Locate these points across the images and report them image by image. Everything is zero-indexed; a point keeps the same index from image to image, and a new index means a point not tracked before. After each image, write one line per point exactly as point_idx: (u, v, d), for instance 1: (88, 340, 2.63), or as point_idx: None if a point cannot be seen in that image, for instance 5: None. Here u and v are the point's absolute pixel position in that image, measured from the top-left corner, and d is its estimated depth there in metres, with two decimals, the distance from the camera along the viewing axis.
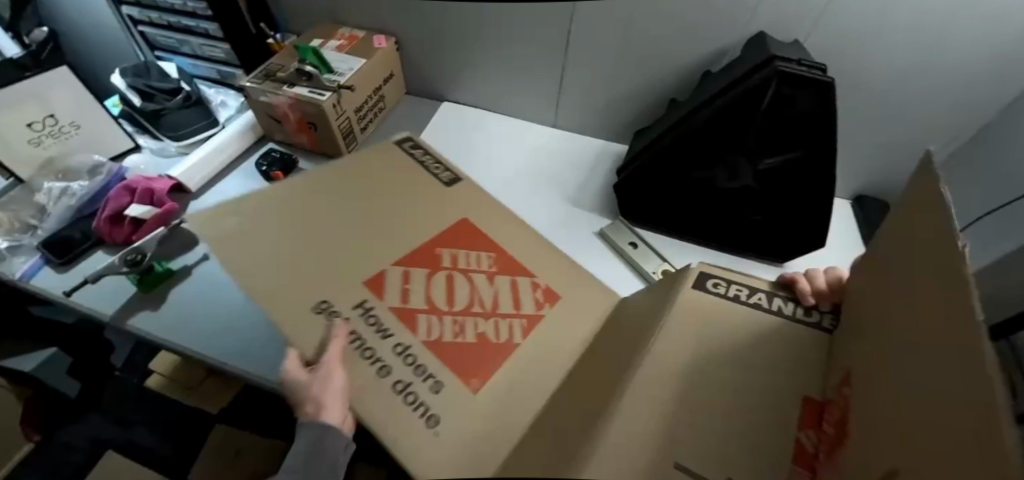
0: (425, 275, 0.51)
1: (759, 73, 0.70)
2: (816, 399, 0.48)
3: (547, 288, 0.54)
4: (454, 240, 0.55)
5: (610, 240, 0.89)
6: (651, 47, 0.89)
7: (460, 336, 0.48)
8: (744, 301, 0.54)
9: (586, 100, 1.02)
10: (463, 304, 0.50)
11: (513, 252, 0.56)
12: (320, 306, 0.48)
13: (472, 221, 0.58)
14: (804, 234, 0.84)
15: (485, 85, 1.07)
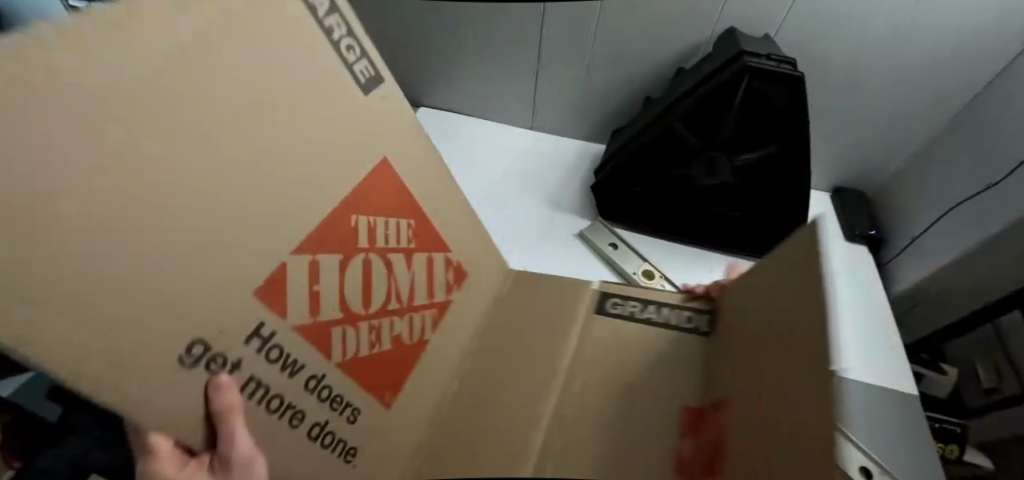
0: (337, 266, 0.40)
1: (729, 67, 0.69)
2: (692, 407, 0.50)
3: (458, 267, 0.56)
4: (367, 206, 0.44)
5: (589, 242, 0.88)
6: (625, 46, 0.88)
7: (376, 347, 0.45)
8: (638, 318, 0.55)
9: (561, 101, 1.00)
10: (379, 304, 0.45)
11: (433, 224, 0.53)
12: (191, 350, 0.30)
13: (394, 173, 0.47)
14: (784, 228, 0.84)
15: (458, 89, 1.04)
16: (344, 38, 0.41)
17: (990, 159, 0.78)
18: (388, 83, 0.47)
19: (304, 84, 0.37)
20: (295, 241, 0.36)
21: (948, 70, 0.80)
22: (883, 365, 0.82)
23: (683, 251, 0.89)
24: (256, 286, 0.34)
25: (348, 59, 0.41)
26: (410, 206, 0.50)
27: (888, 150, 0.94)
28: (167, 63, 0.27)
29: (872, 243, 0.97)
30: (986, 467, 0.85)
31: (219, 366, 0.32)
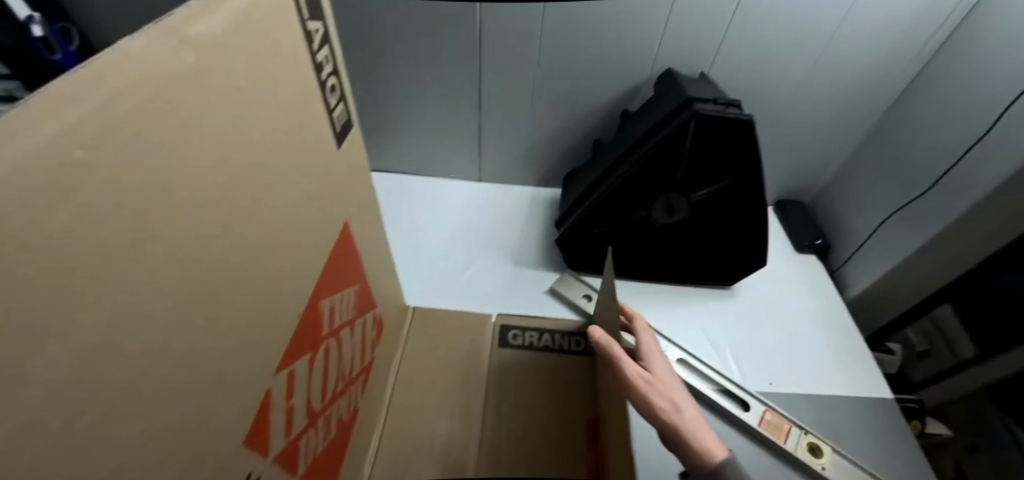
0: (308, 368, 0.38)
1: (682, 114, 0.72)
2: (589, 419, 0.63)
3: (377, 320, 0.58)
4: (331, 289, 0.41)
5: (564, 297, 0.84)
6: (566, 87, 0.85)
7: (327, 438, 0.44)
8: (534, 346, 0.71)
9: (505, 149, 0.94)
10: (332, 391, 0.44)
11: (369, 282, 0.51)
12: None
13: (352, 238, 0.44)
14: (748, 253, 0.87)
15: (399, 148, 0.96)
16: (330, 78, 0.35)
17: (918, 166, 0.86)
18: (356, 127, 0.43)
19: (281, 168, 0.31)
20: (276, 362, 0.32)
21: (861, 93, 0.90)
22: (857, 371, 0.85)
23: (658, 291, 0.91)
24: (245, 434, 0.30)
25: (331, 104, 0.36)
26: (356, 272, 0.48)
27: (819, 164, 1.03)
28: (177, 159, 0.22)
29: (821, 251, 1.03)
30: (944, 433, 0.93)
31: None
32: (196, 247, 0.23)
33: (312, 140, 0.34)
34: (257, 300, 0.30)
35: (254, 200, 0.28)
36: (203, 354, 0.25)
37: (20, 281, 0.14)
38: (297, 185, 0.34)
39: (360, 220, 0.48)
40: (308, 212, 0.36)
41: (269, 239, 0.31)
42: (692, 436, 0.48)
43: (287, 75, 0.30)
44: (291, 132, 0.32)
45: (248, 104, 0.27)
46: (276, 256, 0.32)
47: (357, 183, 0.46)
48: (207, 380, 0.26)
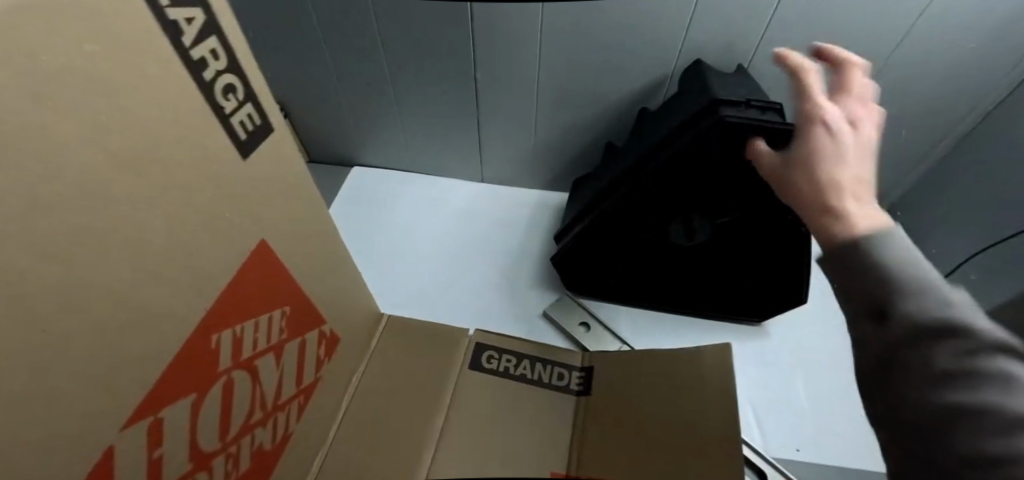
0: (188, 410, 0.33)
1: (704, 122, 0.59)
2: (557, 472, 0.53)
3: (331, 336, 0.51)
4: (235, 316, 0.36)
5: (556, 323, 0.76)
6: (579, 81, 0.74)
7: (233, 473, 0.39)
8: (510, 373, 0.61)
9: (512, 148, 0.86)
10: (239, 426, 0.39)
11: (309, 299, 0.45)
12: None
13: (273, 256, 0.39)
14: (787, 287, 0.72)
15: (397, 144, 0.88)
16: (223, 77, 0.30)
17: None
18: (278, 131, 0.37)
19: (143, 191, 0.26)
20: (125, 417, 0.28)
21: (941, 104, 0.74)
22: None
23: (673, 322, 0.79)
24: None
25: (224, 106, 0.30)
26: (289, 291, 0.42)
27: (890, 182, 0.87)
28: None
29: None
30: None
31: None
32: None
33: (181, 151, 0.28)
34: (83, 353, 0.24)
35: (94, 237, 0.23)
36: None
37: None
38: (174, 206, 0.28)
39: (296, 232, 0.42)
40: (191, 236, 0.30)
41: (105, 278, 0.25)
42: (827, 183, 0.42)
43: (148, 71, 0.24)
44: (158, 142, 0.26)
45: (97, 100, 0.22)
46: (126, 290, 0.26)
47: (290, 192, 0.40)
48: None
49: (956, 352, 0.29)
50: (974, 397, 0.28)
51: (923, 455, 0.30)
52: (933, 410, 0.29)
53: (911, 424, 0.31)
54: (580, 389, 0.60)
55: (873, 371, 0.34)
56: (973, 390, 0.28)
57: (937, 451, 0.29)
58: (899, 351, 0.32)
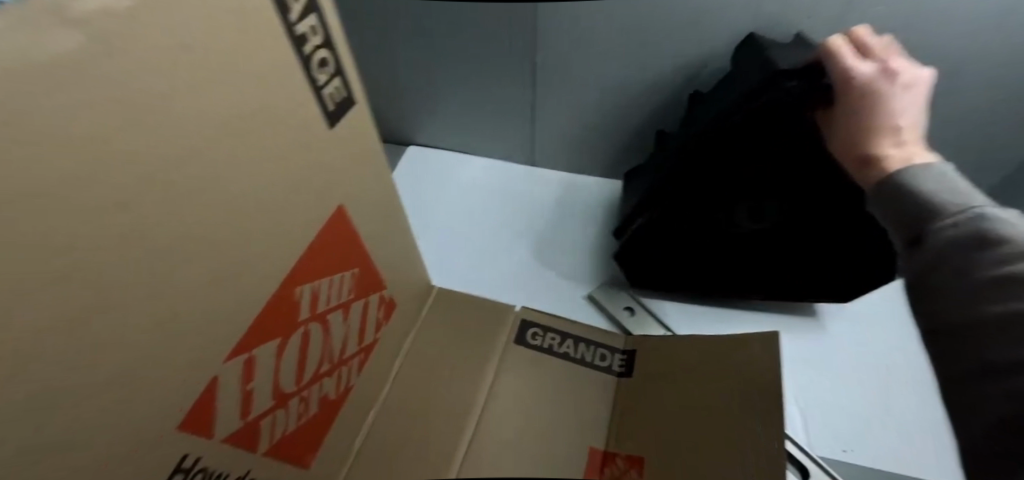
0: (273, 353, 0.37)
1: (764, 97, 0.56)
2: (596, 446, 0.58)
3: (389, 301, 0.55)
4: (313, 274, 0.39)
5: (601, 305, 0.77)
6: (637, 65, 0.73)
7: (304, 415, 0.43)
8: (554, 351, 0.63)
9: (564, 131, 0.86)
10: (311, 374, 0.42)
11: (374, 263, 0.49)
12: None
13: (347, 221, 0.42)
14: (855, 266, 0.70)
15: (451, 124, 0.91)
16: (319, 51, 0.32)
17: None
18: (358, 107, 0.39)
19: (228, 148, 0.28)
20: (223, 350, 0.32)
21: None
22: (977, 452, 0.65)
23: (720, 314, 0.78)
24: (179, 419, 0.30)
25: (318, 80, 0.33)
26: (357, 255, 0.46)
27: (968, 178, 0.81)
28: (62, 129, 0.19)
29: None
30: None
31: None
32: (55, 244, 0.20)
33: (267, 121, 0.30)
34: (181, 290, 0.28)
35: (187, 186, 0.26)
36: (77, 373, 0.22)
37: None
38: (256, 166, 0.31)
39: (366, 200, 0.45)
40: (272, 194, 0.33)
41: (202, 237, 0.28)
42: (870, 135, 0.50)
43: (238, 40, 0.27)
44: (249, 105, 0.29)
45: (191, 58, 0.24)
46: (214, 239, 0.29)
47: (365, 162, 0.43)
48: (81, 403, 0.23)
49: (990, 258, 0.34)
50: (1005, 293, 0.32)
51: (960, 360, 0.34)
52: (968, 311, 0.34)
53: (950, 330, 0.35)
54: (622, 371, 0.61)
55: (914, 288, 0.39)
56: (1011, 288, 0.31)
57: (972, 350, 0.33)
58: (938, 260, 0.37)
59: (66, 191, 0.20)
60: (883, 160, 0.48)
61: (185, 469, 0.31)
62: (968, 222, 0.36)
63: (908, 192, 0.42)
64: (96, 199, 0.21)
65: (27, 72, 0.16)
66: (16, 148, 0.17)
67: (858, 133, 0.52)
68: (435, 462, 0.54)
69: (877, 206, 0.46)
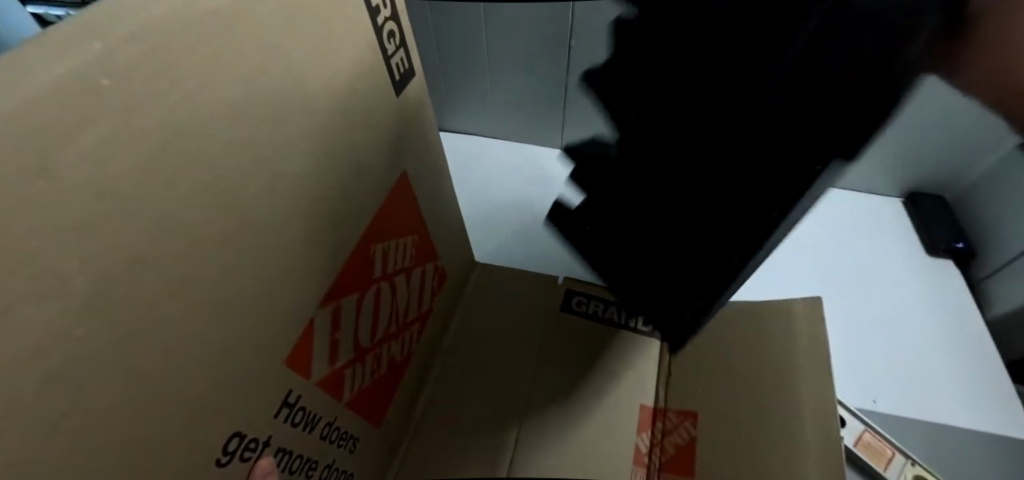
0: (354, 305, 0.39)
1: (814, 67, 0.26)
2: (646, 404, 0.57)
3: (440, 271, 0.57)
4: (384, 234, 0.42)
5: None
6: None
7: (376, 373, 0.46)
8: (599, 316, 0.63)
9: (588, 114, 0.88)
10: (381, 332, 0.45)
11: (430, 234, 0.52)
12: (228, 448, 0.28)
13: (409, 187, 0.44)
14: None
15: (478, 112, 0.94)
16: (388, 23, 0.36)
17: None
18: (417, 79, 0.42)
19: (329, 109, 0.31)
20: (318, 295, 0.34)
21: None
22: (997, 399, 0.68)
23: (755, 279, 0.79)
24: (286, 356, 0.32)
25: (387, 49, 0.36)
26: (415, 221, 0.48)
27: None
28: (213, 84, 0.22)
29: (959, 257, 0.82)
30: None
31: (254, 453, 0.30)
32: (211, 182, 0.23)
33: (353, 85, 0.33)
34: (293, 234, 0.31)
35: (297, 138, 0.29)
36: (212, 299, 0.25)
37: (58, 164, 0.16)
38: (347, 126, 0.34)
39: (424, 169, 0.48)
40: (360, 155, 0.36)
41: (304, 186, 0.31)
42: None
43: (334, 11, 0.30)
44: (341, 70, 0.32)
45: (294, 22, 0.27)
46: (316, 190, 0.32)
47: (424, 133, 0.46)
48: (216, 328, 0.26)
49: None
50: None
51: None
52: None
53: None
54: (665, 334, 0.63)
55: None
56: None
57: None
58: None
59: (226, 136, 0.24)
60: None
61: (291, 404, 0.33)
62: None
63: None
64: (235, 145, 0.25)
65: (175, 29, 0.20)
66: (181, 105, 0.21)
67: None
68: (491, 424, 0.55)
69: None
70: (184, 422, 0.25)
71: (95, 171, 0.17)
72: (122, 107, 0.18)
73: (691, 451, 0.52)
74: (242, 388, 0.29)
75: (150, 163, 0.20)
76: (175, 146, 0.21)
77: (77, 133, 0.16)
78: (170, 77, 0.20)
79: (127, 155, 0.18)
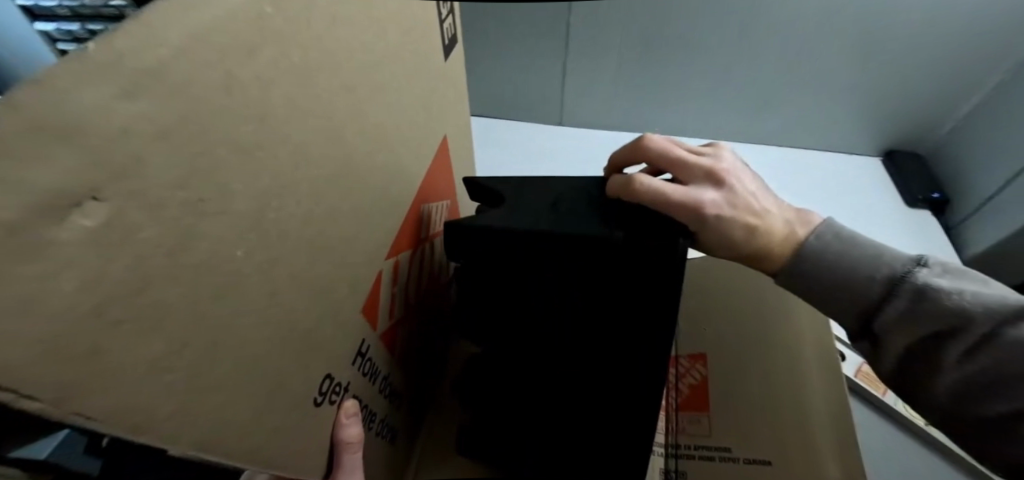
0: (406, 263, 0.40)
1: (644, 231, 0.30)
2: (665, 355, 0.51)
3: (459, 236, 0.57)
4: (429, 195, 0.43)
5: None
6: None
7: (418, 333, 0.47)
8: None
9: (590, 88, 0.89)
10: (421, 295, 0.46)
11: (459, 199, 0.52)
12: (321, 388, 0.29)
13: (449, 148, 0.45)
14: (945, 339, 0.32)
15: None
16: None
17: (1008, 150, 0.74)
18: (459, 48, 0.43)
19: (405, 67, 0.32)
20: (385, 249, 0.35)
21: None
22: None
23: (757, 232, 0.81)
24: (362, 306, 0.33)
25: (441, 13, 0.37)
26: (450, 186, 0.49)
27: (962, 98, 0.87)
28: (327, 34, 0.22)
29: (935, 207, 0.84)
30: None
31: (337, 397, 0.32)
32: (332, 134, 0.24)
33: (420, 47, 0.34)
34: (382, 194, 0.31)
35: (385, 96, 0.29)
36: (327, 252, 0.26)
37: (217, 96, 0.16)
38: (417, 87, 0.34)
39: (458, 137, 0.48)
40: (423, 118, 0.36)
41: (390, 147, 0.31)
42: (743, 233, 0.34)
43: None
44: (412, 31, 0.32)
45: None
46: (397, 152, 0.33)
47: (461, 101, 0.46)
48: (326, 282, 0.26)
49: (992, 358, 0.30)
50: (1002, 395, 0.30)
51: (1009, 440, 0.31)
52: (973, 410, 0.32)
53: (968, 425, 0.32)
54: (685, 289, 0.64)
55: (907, 385, 0.35)
56: (1001, 357, 0.30)
57: (1000, 424, 0.31)
58: (856, 343, 0.35)
59: (341, 87, 0.24)
60: (766, 252, 0.35)
61: (364, 351, 0.34)
62: (949, 344, 0.32)
63: (833, 273, 0.34)
64: (347, 97, 0.25)
65: None
66: (303, 53, 0.21)
67: (748, 197, 0.34)
68: None
69: (861, 321, 0.34)
70: (300, 367, 0.26)
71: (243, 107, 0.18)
72: (263, 49, 0.18)
73: (705, 388, 0.47)
74: (335, 339, 0.29)
75: (284, 108, 0.20)
76: (304, 95, 0.21)
77: (224, 69, 0.17)
78: (296, 23, 0.20)
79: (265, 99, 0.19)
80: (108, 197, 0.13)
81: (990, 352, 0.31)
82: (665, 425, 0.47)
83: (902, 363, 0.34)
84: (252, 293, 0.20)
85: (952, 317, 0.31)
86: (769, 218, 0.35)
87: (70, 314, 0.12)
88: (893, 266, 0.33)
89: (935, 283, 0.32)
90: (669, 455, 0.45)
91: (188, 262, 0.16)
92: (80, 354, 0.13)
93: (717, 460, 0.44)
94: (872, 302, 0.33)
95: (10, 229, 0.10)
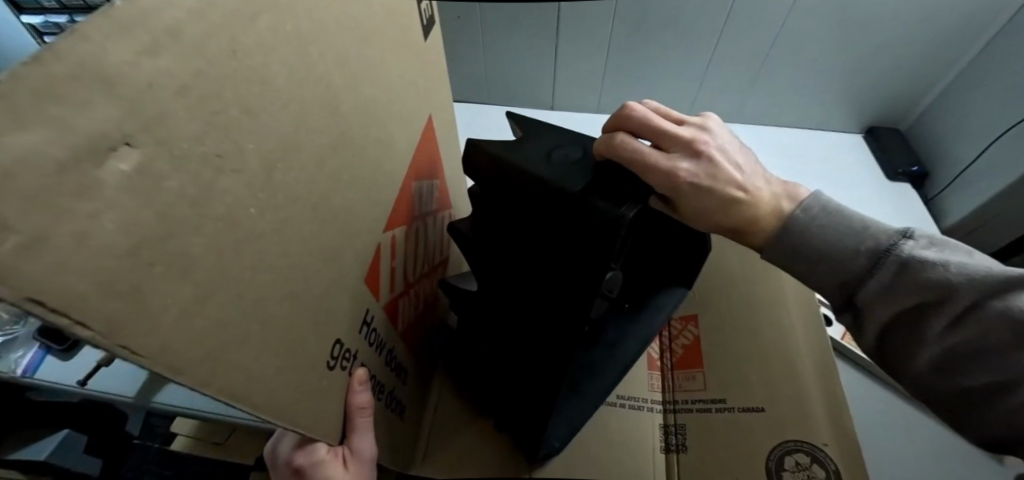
0: (402, 238, 0.41)
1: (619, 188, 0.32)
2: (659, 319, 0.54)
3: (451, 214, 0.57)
4: (419, 172, 0.43)
5: None
6: None
7: (417, 309, 0.48)
8: None
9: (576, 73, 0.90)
10: (419, 270, 0.47)
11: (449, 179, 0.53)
12: (333, 353, 0.31)
13: (434, 126, 0.46)
14: (929, 310, 0.33)
15: None
16: None
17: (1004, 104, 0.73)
18: (439, 29, 0.43)
19: (391, 44, 0.33)
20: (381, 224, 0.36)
21: None
22: None
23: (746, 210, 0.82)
24: (364, 277, 0.34)
25: None
26: (438, 165, 0.50)
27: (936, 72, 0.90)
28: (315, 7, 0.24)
29: (916, 180, 0.86)
30: None
31: (347, 364, 0.33)
32: (328, 104, 0.25)
33: (404, 25, 0.35)
34: (376, 168, 0.32)
35: (373, 72, 0.31)
36: (328, 221, 0.27)
37: (224, 61, 0.17)
38: (404, 64, 0.35)
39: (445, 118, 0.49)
40: (411, 95, 0.37)
41: (381, 122, 0.32)
42: (721, 198, 0.36)
43: None
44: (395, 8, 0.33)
45: None
46: (388, 128, 0.34)
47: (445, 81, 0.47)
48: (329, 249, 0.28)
49: (973, 327, 0.31)
50: (977, 368, 0.32)
51: (986, 409, 0.32)
52: (953, 382, 0.33)
53: (948, 395, 0.34)
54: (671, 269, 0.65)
55: (891, 356, 0.36)
56: (982, 328, 0.31)
57: (978, 394, 0.32)
58: (841, 315, 0.37)
59: (332, 59, 0.25)
60: (760, 216, 0.36)
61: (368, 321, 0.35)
62: (932, 315, 0.33)
63: (818, 241, 0.35)
64: (338, 69, 0.26)
65: None
66: (296, 24, 0.22)
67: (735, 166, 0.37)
68: None
69: (846, 294, 0.36)
70: (311, 332, 0.27)
71: (249, 74, 0.19)
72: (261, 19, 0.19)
73: (698, 348, 0.49)
74: (341, 308, 0.31)
75: (283, 77, 0.21)
76: (300, 65, 0.22)
77: (228, 34, 0.18)
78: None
79: (266, 67, 0.20)
80: (138, 144, 0.14)
81: (977, 321, 0.31)
82: (662, 383, 0.48)
83: (885, 333, 0.36)
84: (265, 252, 0.22)
85: (936, 287, 0.32)
86: (753, 190, 0.36)
87: (116, 251, 0.14)
88: (878, 238, 0.34)
89: (920, 254, 0.33)
90: (668, 411, 0.46)
91: (210, 215, 0.18)
92: (125, 290, 0.14)
93: (714, 411, 0.44)
94: (856, 270, 0.35)
95: (62, 164, 0.12)
